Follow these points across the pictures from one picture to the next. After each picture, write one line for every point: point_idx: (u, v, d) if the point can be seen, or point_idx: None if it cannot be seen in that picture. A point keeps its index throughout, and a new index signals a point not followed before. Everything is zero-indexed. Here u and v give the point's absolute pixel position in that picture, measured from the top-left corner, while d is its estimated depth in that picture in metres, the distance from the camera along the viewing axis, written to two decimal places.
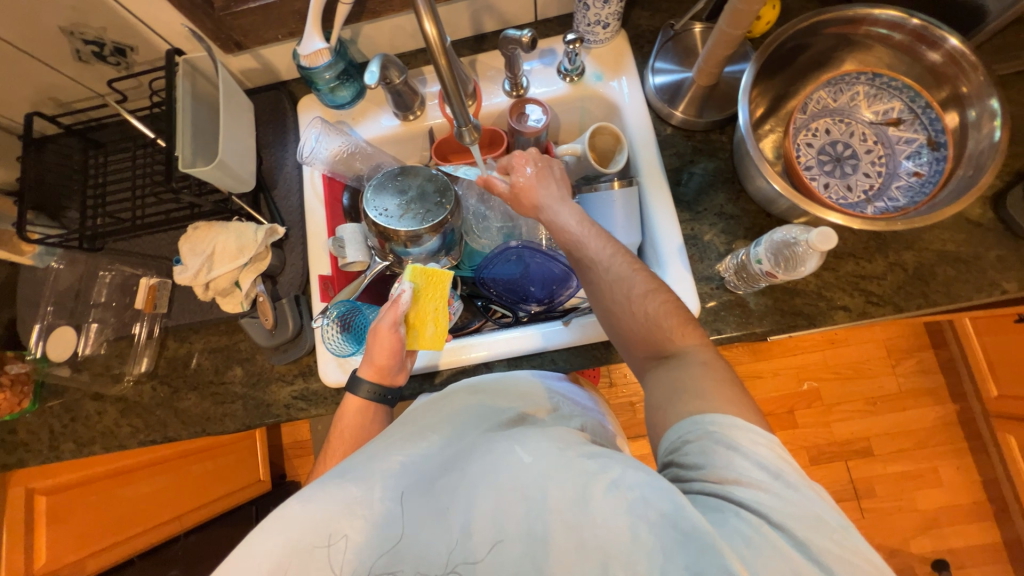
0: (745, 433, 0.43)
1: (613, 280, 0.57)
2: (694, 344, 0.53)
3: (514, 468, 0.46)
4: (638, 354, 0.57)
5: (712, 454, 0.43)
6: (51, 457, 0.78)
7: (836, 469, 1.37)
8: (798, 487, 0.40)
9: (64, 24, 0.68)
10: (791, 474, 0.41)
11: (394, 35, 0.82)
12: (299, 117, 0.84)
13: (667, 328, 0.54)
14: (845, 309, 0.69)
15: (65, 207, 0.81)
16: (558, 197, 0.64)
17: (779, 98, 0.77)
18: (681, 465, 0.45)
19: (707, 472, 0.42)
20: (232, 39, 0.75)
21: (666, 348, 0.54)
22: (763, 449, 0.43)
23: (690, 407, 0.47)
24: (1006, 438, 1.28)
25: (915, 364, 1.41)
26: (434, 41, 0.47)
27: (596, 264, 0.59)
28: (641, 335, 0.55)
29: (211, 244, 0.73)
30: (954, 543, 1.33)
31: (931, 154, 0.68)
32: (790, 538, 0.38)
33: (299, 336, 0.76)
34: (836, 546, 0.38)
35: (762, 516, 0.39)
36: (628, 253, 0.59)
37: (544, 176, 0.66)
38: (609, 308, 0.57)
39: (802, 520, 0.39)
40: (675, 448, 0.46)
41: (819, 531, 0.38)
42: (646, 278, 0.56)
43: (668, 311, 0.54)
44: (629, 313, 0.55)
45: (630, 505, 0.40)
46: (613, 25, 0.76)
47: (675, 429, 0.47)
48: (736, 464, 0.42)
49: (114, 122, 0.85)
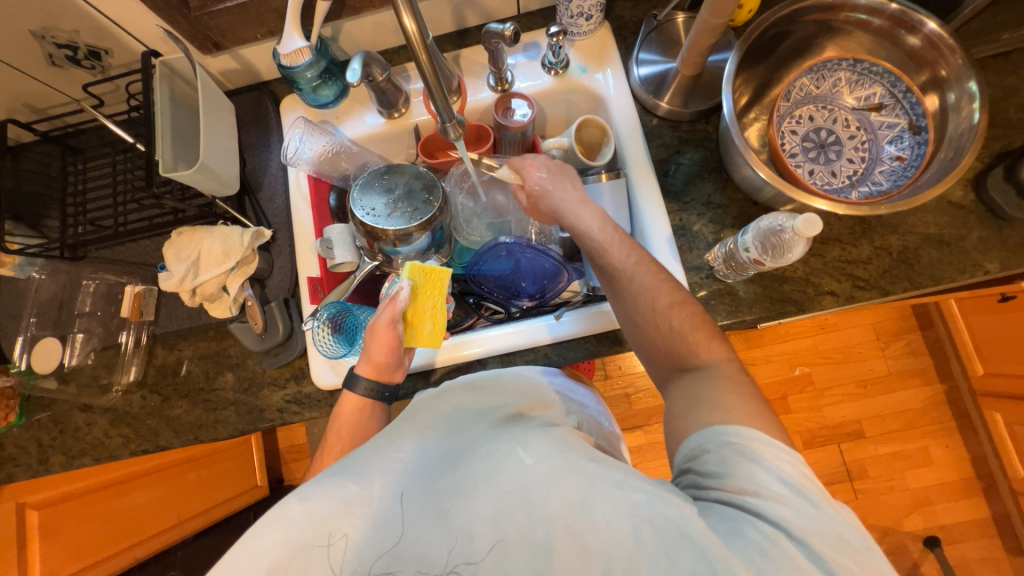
0: (768, 447, 0.43)
1: (637, 289, 0.58)
2: (718, 358, 0.53)
3: (516, 470, 0.45)
4: (661, 365, 0.57)
5: (733, 464, 0.43)
6: (41, 470, 0.76)
7: (829, 452, 1.39)
8: (821, 504, 0.41)
9: (35, 28, 0.66)
10: (812, 491, 0.42)
11: (376, 32, 0.81)
12: (282, 118, 0.83)
13: (691, 340, 0.54)
14: (833, 294, 0.70)
15: (44, 216, 0.79)
16: (582, 203, 0.65)
17: (762, 86, 0.77)
18: (699, 472, 0.45)
19: (727, 482, 0.43)
20: (210, 39, 0.74)
21: (690, 360, 0.54)
22: (786, 464, 0.43)
23: (713, 416, 0.47)
24: (993, 415, 1.31)
25: (903, 345, 1.43)
26: (414, 37, 0.47)
27: (619, 272, 0.59)
28: (666, 346, 0.55)
29: (196, 249, 0.73)
30: (945, 520, 1.36)
31: (913, 138, 0.69)
32: (808, 554, 0.38)
33: (289, 339, 0.75)
34: (854, 564, 0.38)
35: (781, 529, 0.39)
36: (652, 263, 0.59)
37: (558, 180, 0.67)
38: (632, 317, 0.58)
39: (822, 537, 0.39)
40: (693, 455, 0.46)
41: (838, 548, 0.39)
42: (671, 290, 0.57)
43: (693, 324, 0.55)
44: (654, 324, 0.56)
45: (633, 508, 0.41)
46: (596, 16, 0.76)
47: (696, 436, 0.46)
48: (757, 477, 0.42)
49: (92, 127, 0.83)
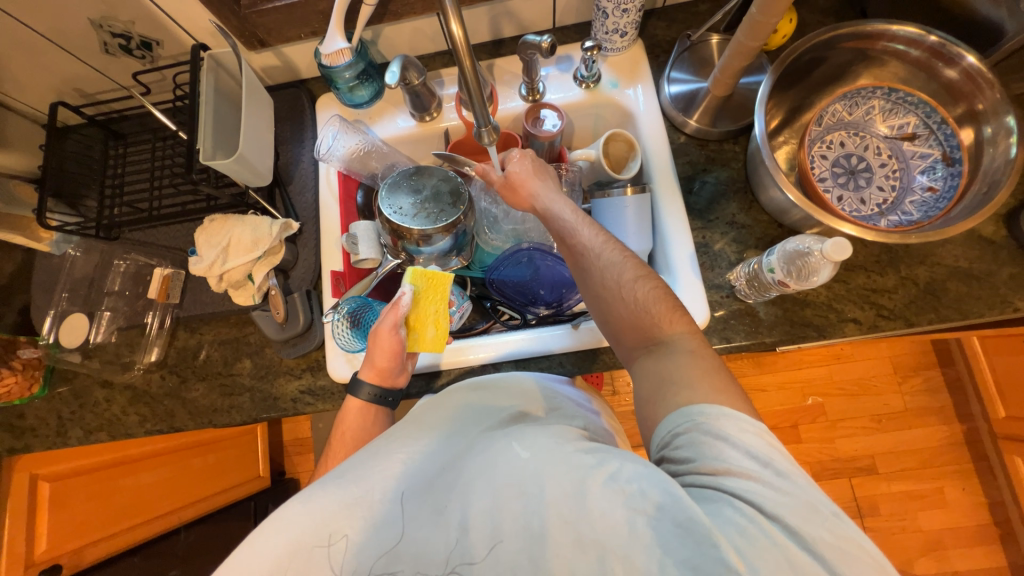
0: (733, 422, 0.44)
1: (604, 265, 0.57)
2: (681, 332, 0.53)
3: (511, 463, 0.46)
4: (628, 344, 0.56)
5: (701, 445, 0.43)
6: (58, 442, 0.78)
7: (840, 486, 1.36)
8: (787, 474, 0.41)
9: (94, 16, 0.70)
10: (780, 462, 0.42)
11: (414, 38, 0.83)
12: (317, 115, 0.85)
13: (655, 314, 0.54)
14: (855, 321, 0.69)
15: (83, 195, 0.82)
16: (553, 187, 0.66)
17: (793, 110, 0.78)
18: (672, 459, 0.45)
19: (697, 464, 0.43)
20: (256, 36, 0.76)
21: (655, 334, 0.53)
22: (751, 437, 0.43)
23: (680, 397, 0.47)
24: (1014, 460, 1.27)
25: (922, 382, 1.40)
26: (460, 42, 0.48)
27: (587, 250, 0.59)
28: (631, 321, 0.55)
29: (226, 236, 0.74)
30: (959, 566, 1.31)
31: (946, 170, 0.68)
32: (784, 529, 0.38)
33: (309, 330, 0.76)
34: (828, 534, 0.38)
35: (755, 506, 0.39)
36: (619, 243, 0.59)
37: (536, 169, 0.69)
38: (598, 295, 0.57)
39: (793, 508, 0.39)
40: (666, 443, 0.47)
41: (809, 519, 0.38)
42: (635, 265, 0.56)
43: (656, 297, 0.54)
44: (619, 299, 0.55)
45: (628, 499, 0.40)
46: (631, 33, 0.77)
47: (665, 422, 0.47)
48: (725, 454, 0.42)
49: (136, 114, 0.86)
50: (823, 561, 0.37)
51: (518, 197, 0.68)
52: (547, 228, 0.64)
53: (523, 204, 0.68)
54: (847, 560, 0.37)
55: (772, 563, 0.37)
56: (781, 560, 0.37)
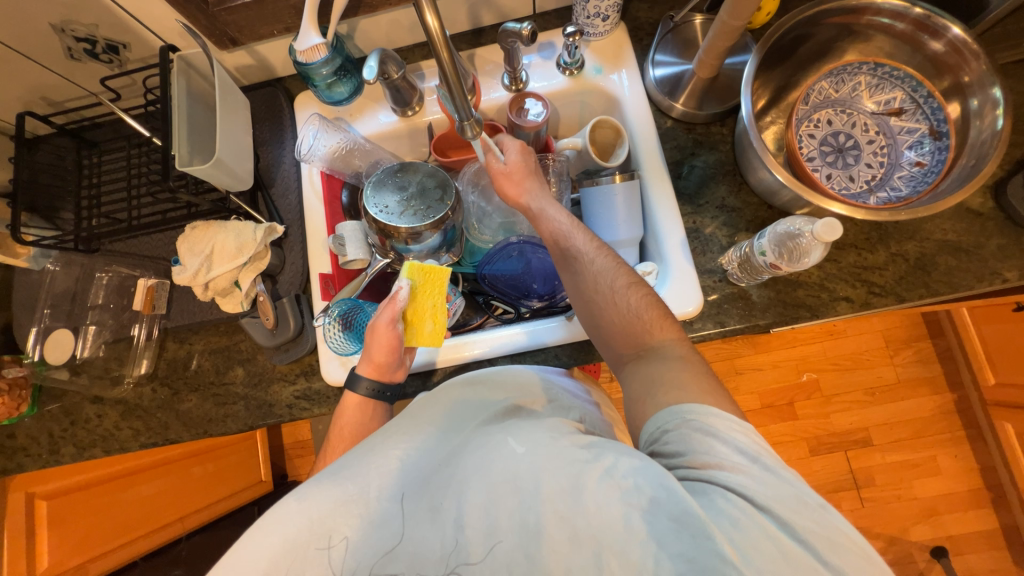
0: (721, 420, 0.45)
1: (598, 271, 0.58)
2: (671, 339, 0.54)
3: (506, 460, 0.45)
4: (619, 349, 0.57)
5: (691, 441, 0.44)
6: (51, 461, 0.77)
7: (836, 459, 1.38)
8: (776, 469, 0.42)
9: (55, 21, 0.67)
10: (768, 457, 0.43)
11: (392, 30, 0.81)
12: (296, 115, 0.83)
13: (647, 320, 0.55)
14: (848, 300, 0.69)
15: (60, 208, 0.80)
16: (545, 194, 0.66)
17: (780, 88, 0.77)
18: (662, 454, 0.46)
19: (689, 458, 0.43)
20: (227, 35, 0.74)
21: (645, 340, 0.54)
22: (739, 435, 0.44)
23: (670, 397, 0.48)
24: (1004, 425, 1.29)
25: (913, 354, 1.42)
26: (436, 34, 0.45)
27: (581, 256, 0.60)
28: (622, 327, 0.55)
29: (209, 243, 0.72)
30: (953, 531, 1.34)
31: (933, 144, 0.68)
32: (775, 521, 0.39)
33: (300, 335, 0.75)
34: (816, 525, 0.39)
35: (747, 499, 0.40)
36: (611, 250, 0.60)
37: (536, 170, 0.69)
38: (590, 297, 0.58)
39: (782, 500, 0.39)
40: (654, 439, 0.47)
41: (798, 510, 0.39)
42: (628, 273, 0.58)
43: (648, 304, 0.56)
44: (611, 304, 0.56)
45: (623, 494, 0.40)
46: (613, 17, 0.75)
47: (654, 419, 0.48)
48: (715, 449, 0.43)
49: (108, 121, 0.84)
50: (814, 551, 0.37)
51: (510, 193, 0.67)
52: (539, 231, 0.65)
53: (513, 203, 0.68)
54: (834, 549, 0.38)
55: (764, 554, 0.37)
56: (773, 550, 0.37)
